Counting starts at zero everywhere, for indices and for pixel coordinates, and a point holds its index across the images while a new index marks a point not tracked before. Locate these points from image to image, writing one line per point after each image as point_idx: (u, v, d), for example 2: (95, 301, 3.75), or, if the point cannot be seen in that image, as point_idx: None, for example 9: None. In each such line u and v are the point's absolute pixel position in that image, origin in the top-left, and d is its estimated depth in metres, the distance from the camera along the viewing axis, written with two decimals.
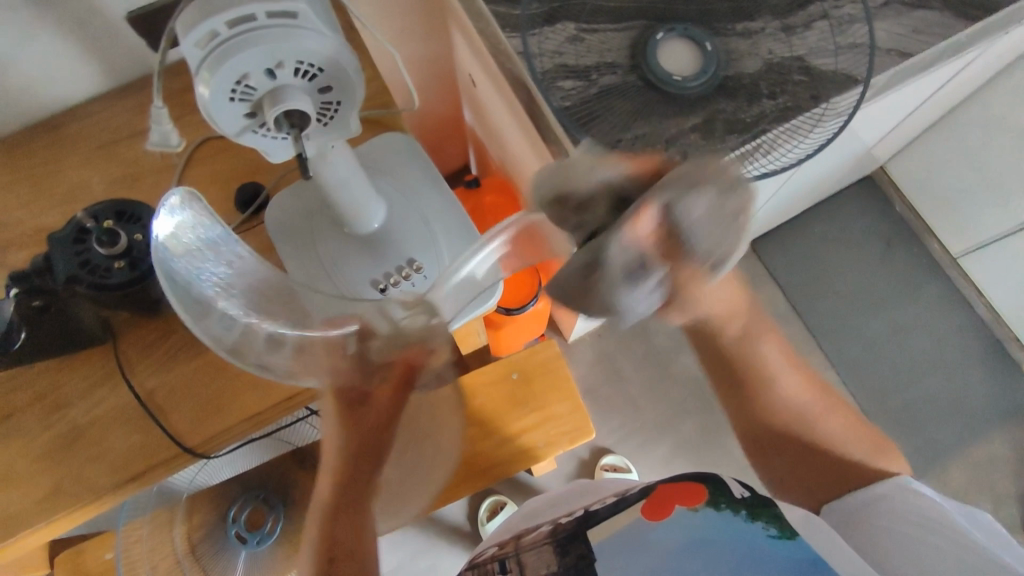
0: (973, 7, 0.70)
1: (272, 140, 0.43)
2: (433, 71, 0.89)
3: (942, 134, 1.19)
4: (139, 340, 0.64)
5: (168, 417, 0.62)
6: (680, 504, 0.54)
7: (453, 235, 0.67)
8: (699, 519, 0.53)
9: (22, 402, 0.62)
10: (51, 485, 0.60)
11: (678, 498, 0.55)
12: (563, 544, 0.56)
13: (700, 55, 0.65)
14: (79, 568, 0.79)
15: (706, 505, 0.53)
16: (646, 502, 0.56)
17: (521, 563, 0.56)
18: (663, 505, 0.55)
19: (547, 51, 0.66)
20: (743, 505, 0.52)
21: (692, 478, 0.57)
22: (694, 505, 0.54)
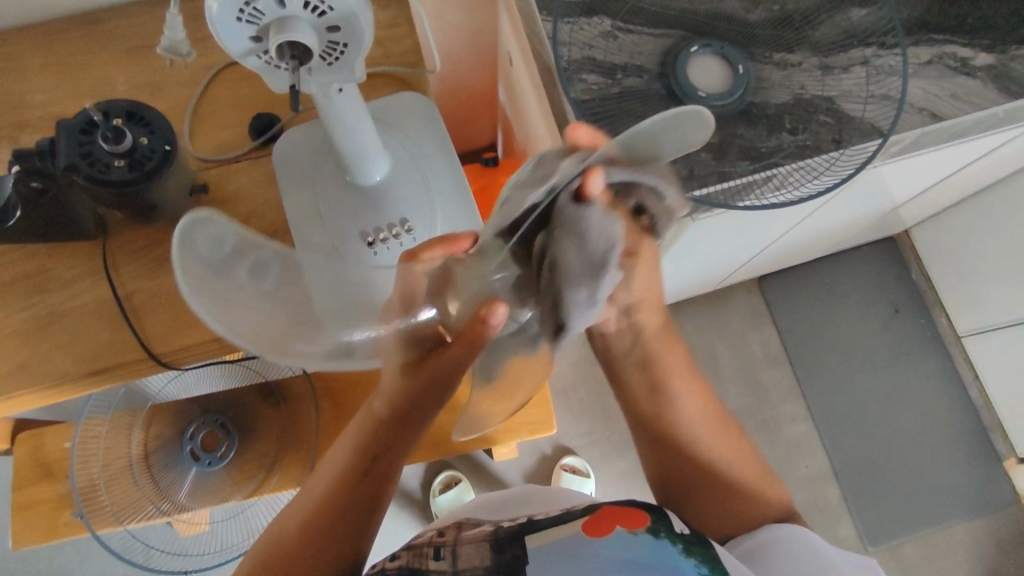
0: (1016, 82, 0.68)
1: (274, 69, 0.44)
2: (468, 36, 0.88)
3: (972, 211, 1.17)
4: (129, 244, 0.66)
5: (142, 321, 0.63)
6: (620, 525, 0.51)
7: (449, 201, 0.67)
8: (636, 544, 0.49)
9: (8, 277, 0.64)
10: (19, 362, 0.62)
11: (620, 518, 0.51)
12: (500, 543, 0.50)
13: (731, 76, 0.64)
14: (36, 451, 0.81)
15: (646, 531, 0.50)
16: (587, 519, 0.52)
17: (455, 553, 0.50)
18: (603, 522, 0.51)
19: (578, 42, 0.66)
20: (681, 539, 0.51)
21: (638, 505, 0.54)
22: (634, 529, 0.51)
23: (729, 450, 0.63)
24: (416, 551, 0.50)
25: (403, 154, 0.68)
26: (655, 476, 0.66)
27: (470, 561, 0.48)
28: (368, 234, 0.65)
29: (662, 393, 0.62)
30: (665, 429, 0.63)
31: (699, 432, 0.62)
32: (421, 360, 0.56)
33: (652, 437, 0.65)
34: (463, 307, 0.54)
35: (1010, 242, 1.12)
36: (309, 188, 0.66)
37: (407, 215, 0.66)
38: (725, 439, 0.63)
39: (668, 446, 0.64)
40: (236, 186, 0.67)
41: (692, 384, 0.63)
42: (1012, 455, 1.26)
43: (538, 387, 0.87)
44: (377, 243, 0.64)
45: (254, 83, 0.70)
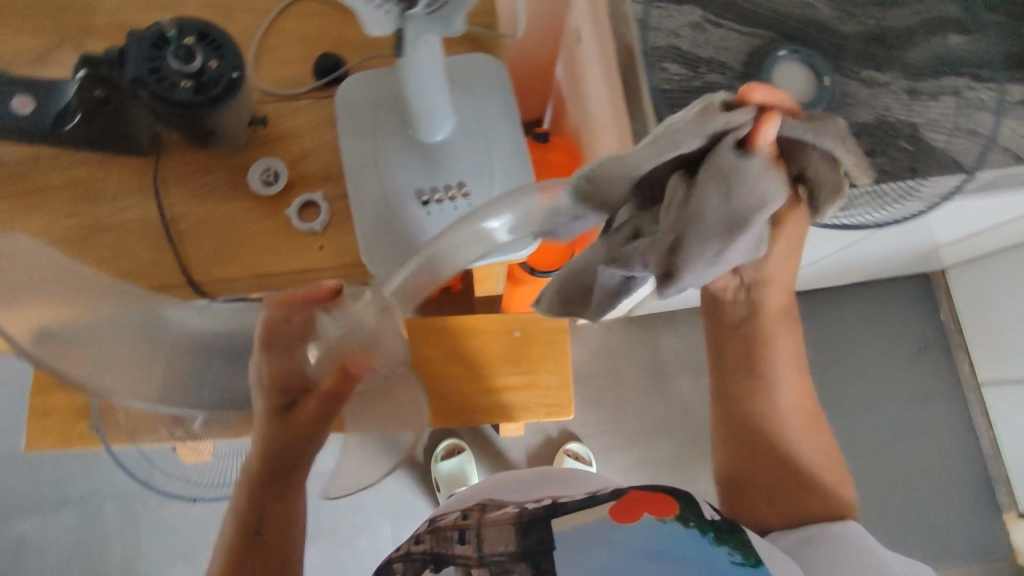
0: None
1: (373, 9, 0.43)
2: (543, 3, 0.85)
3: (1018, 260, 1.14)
4: (181, 166, 0.65)
5: (185, 245, 0.63)
6: (647, 512, 0.51)
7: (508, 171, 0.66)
8: (665, 532, 0.49)
9: (56, 182, 0.63)
10: None
11: (648, 505, 0.51)
12: (524, 526, 0.52)
13: (815, 86, 0.62)
14: None
15: (674, 518, 0.50)
16: (614, 503, 0.52)
17: (480, 535, 0.52)
18: (630, 509, 0.51)
19: (665, 29, 0.64)
20: (712, 528, 0.50)
21: (665, 490, 0.53)
22: (662, 516, 0.50)
23: (815, 447, 0.61)
24: (442, 534, 0.54)
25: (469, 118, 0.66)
26: (725, 462, 0.64)
27: (495, 546, 0.51)
28: (423, 192, 0.63)
29: (756, 374, 0.60)
30: (743, 413, 0.61)
31: (789, 419, 0.60)
32: (291, 408, 0.55)
33: (736, 418, 0.62)
34: (320, 359, 0.55)
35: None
36: (370, 137, 0.64)
37: (464, 178, 0.64)
38: (798, 440, 0.61)
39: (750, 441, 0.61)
40: (293, 124, 0.66)
41: (795, 372, 0.60)
42: (1014, 509, 1.25)
43: (562, 368, 0.86)
44: (431, 203, 0.63)
45: (326, 22, 0.69)
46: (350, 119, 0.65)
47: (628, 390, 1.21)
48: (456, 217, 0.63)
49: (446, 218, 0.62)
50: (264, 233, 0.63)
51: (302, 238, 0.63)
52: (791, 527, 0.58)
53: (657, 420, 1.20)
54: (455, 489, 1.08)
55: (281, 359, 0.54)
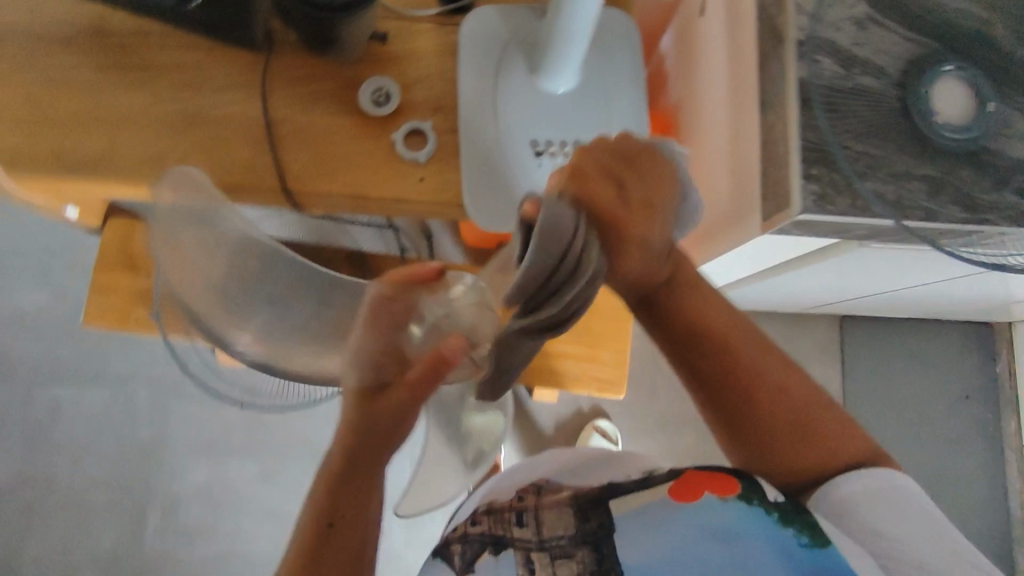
0: None
1: None
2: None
3: None
4: (290, 69, 0.62)
5: (282, 151, 0.60)
6: (709, 490, 0.50)
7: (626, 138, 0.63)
8: (727, 511, 0.48)
9: (162, 62, 0.61)
10: (152, 151, 0.60)
11: (708, 484, 0.50)
12: (584, 509, 0.52)
13: (976, 110, 0.58)
14: (125, 240, 0.82)
15: (736, 497, 0.49)
16: (674, 484, 0.51)
17: (539, 520, 0.51)
18: (692, 487, 0.50)
19: (827, 20, 0.59)
20: (777, 508, 0.48)
21: (724, 468, 0.52)
22: (725, 496, 0.49)
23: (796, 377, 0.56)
24: (499, 516, 0.52)
25: (593, 75, 0.63)
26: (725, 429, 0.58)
27: (554, 529, 0.50)
28: (539, 143, 0.60)
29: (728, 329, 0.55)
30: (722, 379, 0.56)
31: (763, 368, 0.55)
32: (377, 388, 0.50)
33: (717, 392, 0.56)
34: (424, 336, 0.48)
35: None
36: (491, 76, 0.61)
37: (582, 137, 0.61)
38: (747, 340, 0.56)
39: (733, 389, 0.56)
40: (411, 47, 0.63)
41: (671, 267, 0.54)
42: None
43: (619, 345, 0.84)
44: (544, 155, 0.60)
45: None
46: (473, 53, 0.62)
47: (666, 379, 1.19)
48: None
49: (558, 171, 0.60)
50: (364, 153, 0.61)
51: (401, 167, 0.61)
52: (823, 475, 0.54)
53: (689, 415, 1.18)
54: None
55: (370, 370, 0.49)
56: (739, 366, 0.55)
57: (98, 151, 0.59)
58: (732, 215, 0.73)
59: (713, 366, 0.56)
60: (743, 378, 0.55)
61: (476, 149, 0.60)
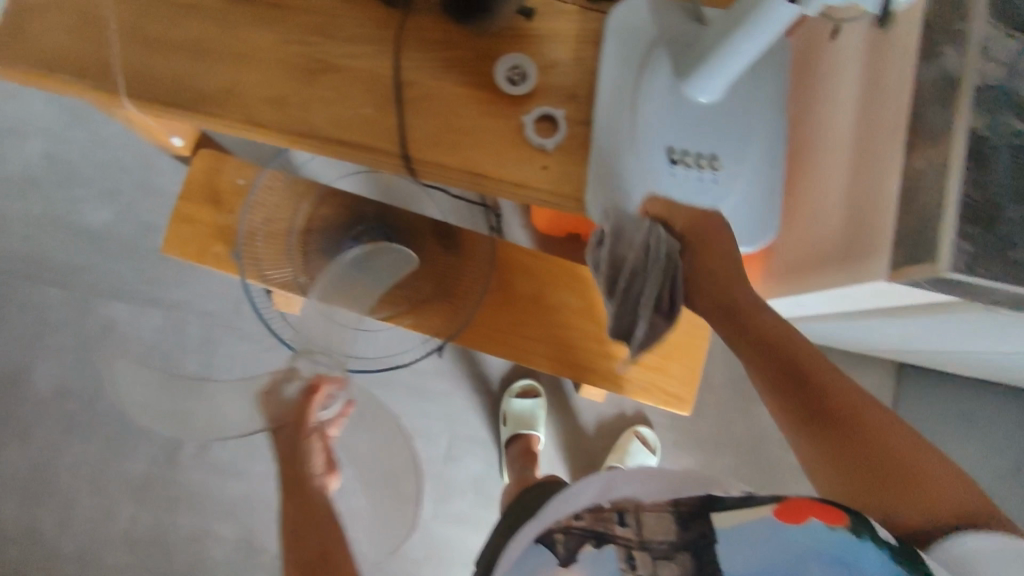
0: None
1: None
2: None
3: None
4: (427, 31, 0.59)
5: (408, 115, 0.58)
6: (815, 516, 0.42)
7: (761, 159, 0.60)
8: (831, 541, 0.41)
9: (299, 3, 0.58)
10: (276, 93, 0.57)
11: (818, 510, 0.43)
12: (681, 517, 0.47)
13: None
14: (211, 173, 0.80)
15: (846, 526, 0.42)
16: (779, 505, 0.44)
17: (639, 521, 0.48)
18: (799, 510, 0.43)
19: None
20: (900, 550, 0.41)
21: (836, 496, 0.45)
22: (834, 524, 0.42)
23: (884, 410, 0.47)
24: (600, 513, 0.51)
25: (738, 83, 0.59)
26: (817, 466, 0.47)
27: (655, 533, 0.47)
28: (675, 151, 0.57)
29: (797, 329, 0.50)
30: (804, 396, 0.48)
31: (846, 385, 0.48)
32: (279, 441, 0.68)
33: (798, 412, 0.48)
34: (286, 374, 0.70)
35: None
36: (633, 70, 0.58)
37: (718, 150, 0.58)
38: (839, 379, 0.48)
39: (812, 404, 0.48)
40: (552, 27, 0.60)
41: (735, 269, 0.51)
42: None
43: (692, 362, 0.85)
44: (679, 164, 0.57)
45: None
46: (619, 44, 0.59)
47: (714, 397, 1.16)
48: (695, 189, 0.58)
49: (691, 185, 0.57)
50: (492, 131, 0.58)
51: (528, 152, 0.58)
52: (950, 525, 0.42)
53: (731, 437, 1.16)
54: (521, 429, 1.06)
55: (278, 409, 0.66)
56: (819, 378, 0.48)
57: (221, 85, 0.57)
58: (837, 249, 0.69)
59: (786, 373, 0.48)
60: (828, 397, 0.47)
61: (604, 143, 0.58)
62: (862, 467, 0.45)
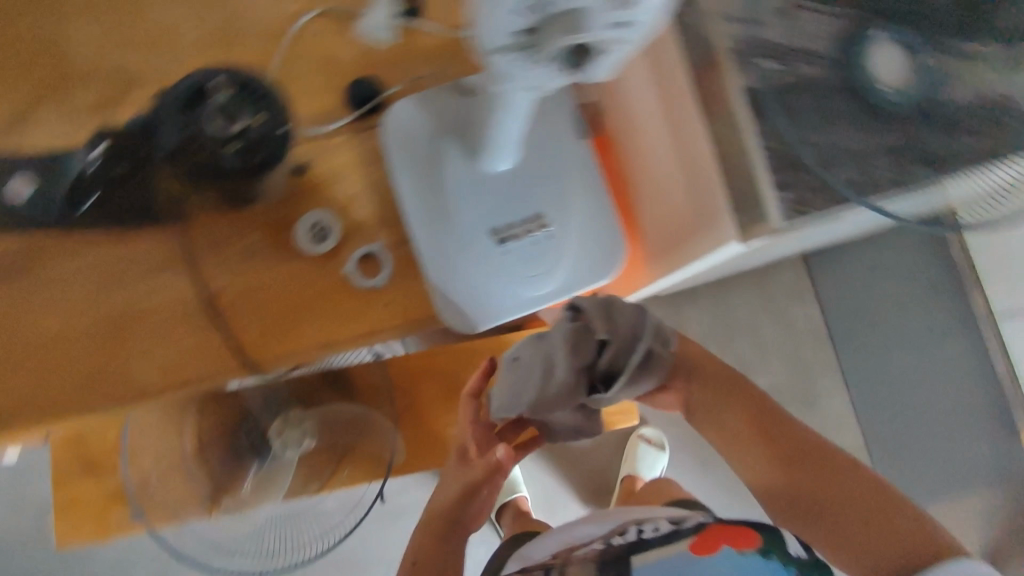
0: None
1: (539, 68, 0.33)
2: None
3: None
4: (213, 232, 0.55)
5: (232, 323, 0.54)
6: (726, 543, 0.57)
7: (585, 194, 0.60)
8: (746, 561, 0.55)
9: (71, 269, 0.53)
10: (91, 370, 0.52)
11: (726, 536, 0.58)
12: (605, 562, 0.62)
13: None
14: (77, 445, 0.74)
15: (754, 551, 0.56)
16: (695, 539, 0.59)
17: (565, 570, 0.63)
18: (712, 541, 0.58)
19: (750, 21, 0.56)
20: (795, 564, 0.55)
21: (746, 523, 0.59)
22: (742, 548, 0.56)
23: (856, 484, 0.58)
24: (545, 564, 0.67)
25: (530, 138, 0.59)
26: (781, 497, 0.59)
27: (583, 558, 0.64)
28: (498, 229, 0.57)
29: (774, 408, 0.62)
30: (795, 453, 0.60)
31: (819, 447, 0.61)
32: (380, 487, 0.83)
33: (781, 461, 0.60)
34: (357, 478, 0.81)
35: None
36: (430, 170, 0.57)
37: (540, 208, 0.58)
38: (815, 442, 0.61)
39: (800, 459, 0.60)
40: (334, 166, 0.58)
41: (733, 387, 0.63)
42: None
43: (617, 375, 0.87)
44: (508, 240, 0.57)
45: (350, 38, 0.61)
46: (405, 151, 0.57)
47: None
48: (536, 252, 0.58)
49: (528, 254, 0.57)
50: (322, 295, 0.56)
51: (363, 298, 0.56)
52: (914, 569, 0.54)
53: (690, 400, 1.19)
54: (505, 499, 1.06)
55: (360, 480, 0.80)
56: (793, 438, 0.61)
57: (31, 391, 0.51)
58: (690, 219, 0.70)
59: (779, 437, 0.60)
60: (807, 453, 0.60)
61: (429, 251, 0.56)
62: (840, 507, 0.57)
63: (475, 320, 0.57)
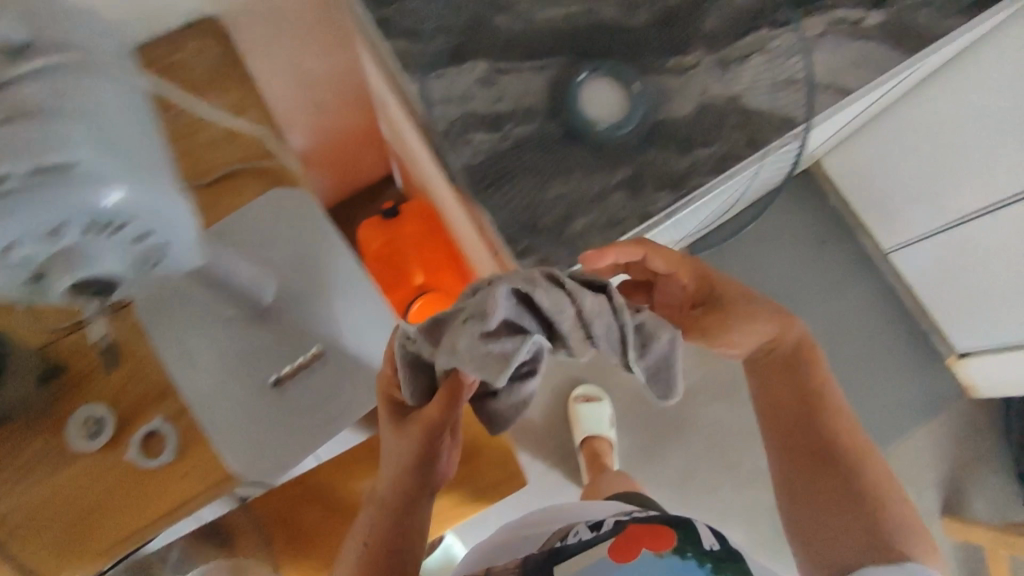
0: (915, 30, 0.59)
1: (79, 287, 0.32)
2: (298, 57, 0.84)
3: (885, 119, 1.03)
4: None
5: (30, 543, 0.55)
6: (645, 547, 0.51)
7: (354, 304, 0.64)
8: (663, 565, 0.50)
9: None
10: None
11: (645, 538, 0.52)
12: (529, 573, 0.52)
13: (626, 96, 0.56)
14: None
15: (671, 552, 0.50)
16: (612, 542, 0.52)
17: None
18: (628, 545, 0.51)
19: (453, 97, 0.57)
20: (709, 558, 0.51)
21: (662, 520, 0.55)
22: (661, 551, 0.51)
23: (873, 464, 0.57)
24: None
25: (285, 273, 0.63)
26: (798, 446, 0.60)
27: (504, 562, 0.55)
28: (270, 373, 0.60)
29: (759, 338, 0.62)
30: (829, 433, 0.59)
31: (856, 423, 0.60)
32: None
33: (823, 437, 0.59)
34: None
35: (928, 154, 1.00)
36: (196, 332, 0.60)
37: (313, 338, 0.61)
38: (855, 431, 0.59)
39: (841, 450, 0.58)
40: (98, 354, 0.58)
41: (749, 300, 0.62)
42: (953, 353, 1.21)
43: None
44: (283, 380, 0.60)
45: None
46: (162, 326, 0.60)
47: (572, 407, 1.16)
48: (319, 388, 0.61)
49: (307, 388, 0.61)
50: (111, 488, 0.56)
51: (151, 480, 0.56)
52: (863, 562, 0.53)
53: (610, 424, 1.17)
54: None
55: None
56: (842, 409, 0.60)
57: None
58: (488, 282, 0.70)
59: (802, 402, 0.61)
60: (847, 447, 0.58)
61: (212, 419, 0.58)
62: (833, 489, 0.57)
63: (280, 467, 0.59)
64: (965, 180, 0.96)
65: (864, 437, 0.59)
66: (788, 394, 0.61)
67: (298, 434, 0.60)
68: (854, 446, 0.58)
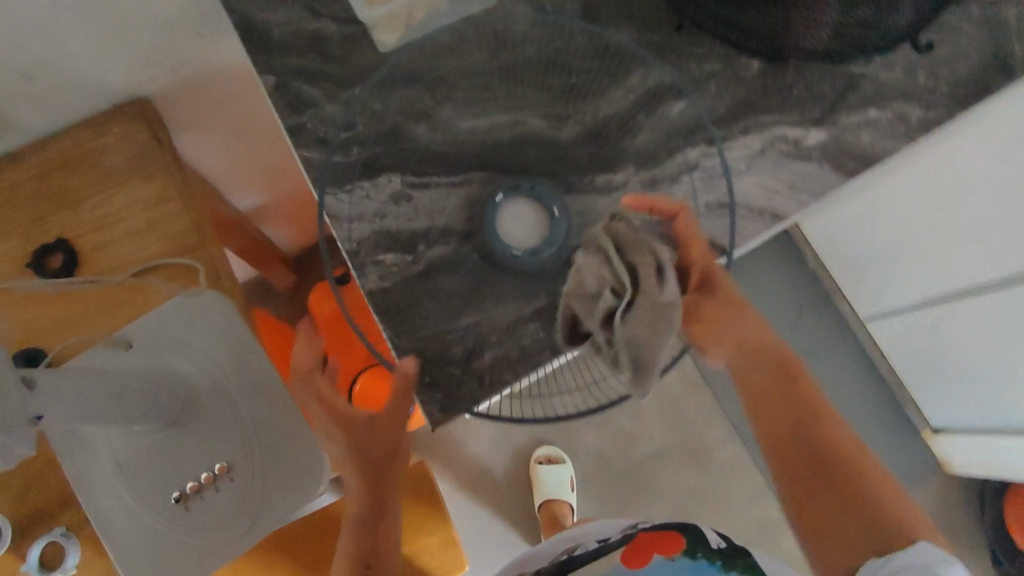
0: (852, 155, 0.59)
1: None
2: (237, 129, 0.82)
3: (859, 194, 0.93)
4: None
5: None
6: (657, 553, 0.54)
7: (273, 409, 0.62)
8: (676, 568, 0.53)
9: None
10: None
11: (656, 546, 0.55)
12: None
13: (546, 220, 0.56)
14: None
15: (683, 555, 0.54)
16: (623, 551, 0.56)
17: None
18: (639, 554, 0.55)
19: (366, 214, 0.56)
20: (719, 556, 0.54)
21: (670, 527, 0.58)
22: (671, 555, 0.54)
23: (875, 475, 0.56)
24: None
25: (199, 378, 0.62)
26: (795, 465, 0.58)
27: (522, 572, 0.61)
28: (174, 491, 0.60)
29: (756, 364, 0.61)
30: (827, 437, 0.57)
31: (851, 435, 0.58)
32: None
33: (821, 443, 0.57)
34: None
35: (912, 228, 0.90)
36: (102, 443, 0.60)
37: (225, 456, 0.60)
38: (843, 434, 0.58)
39: (841, 468, 0.56)
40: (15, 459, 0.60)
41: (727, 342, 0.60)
42: (927, 426, 1.18)
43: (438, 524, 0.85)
44: (186, 498, 0.60)
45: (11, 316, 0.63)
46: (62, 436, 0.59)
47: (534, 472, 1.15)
48: (220, 504, 0.60)
49: (207, 507, 0.60)
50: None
51: None
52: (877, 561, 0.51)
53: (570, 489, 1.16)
54: None
55: None
56: (836, 434, 0.58)
57: None
58: None
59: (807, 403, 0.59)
60: (845, 457, 0.57)
61: (112, 536, 0.59)
62: (839, 508, 0.55)
63: None
64: (950, 257, 0.88)
65: (864, 451, 0.58)
66: (777, 415, 0.60)
67: (205, 554, 0.60)
68: (852, 442, 0.57)
